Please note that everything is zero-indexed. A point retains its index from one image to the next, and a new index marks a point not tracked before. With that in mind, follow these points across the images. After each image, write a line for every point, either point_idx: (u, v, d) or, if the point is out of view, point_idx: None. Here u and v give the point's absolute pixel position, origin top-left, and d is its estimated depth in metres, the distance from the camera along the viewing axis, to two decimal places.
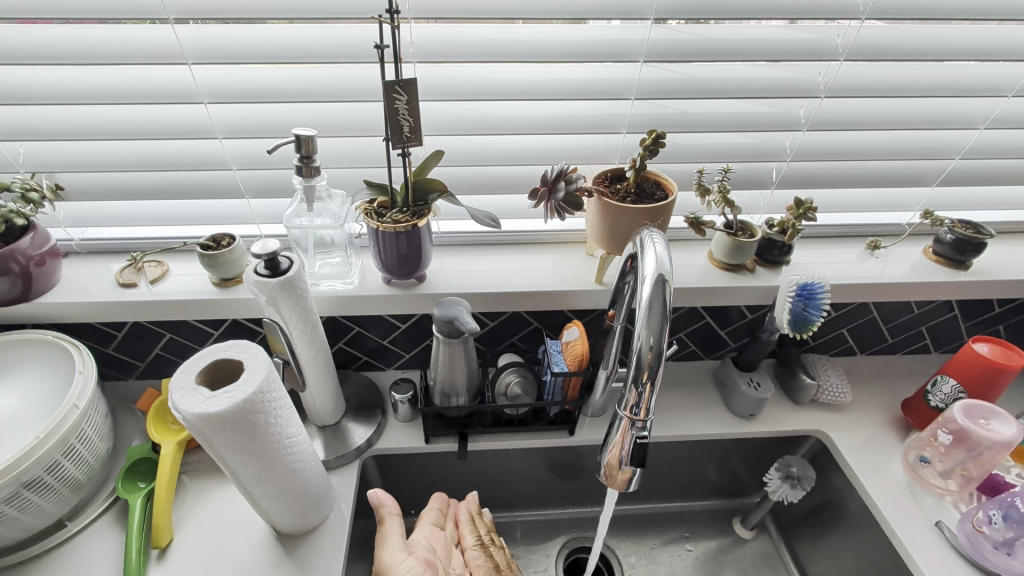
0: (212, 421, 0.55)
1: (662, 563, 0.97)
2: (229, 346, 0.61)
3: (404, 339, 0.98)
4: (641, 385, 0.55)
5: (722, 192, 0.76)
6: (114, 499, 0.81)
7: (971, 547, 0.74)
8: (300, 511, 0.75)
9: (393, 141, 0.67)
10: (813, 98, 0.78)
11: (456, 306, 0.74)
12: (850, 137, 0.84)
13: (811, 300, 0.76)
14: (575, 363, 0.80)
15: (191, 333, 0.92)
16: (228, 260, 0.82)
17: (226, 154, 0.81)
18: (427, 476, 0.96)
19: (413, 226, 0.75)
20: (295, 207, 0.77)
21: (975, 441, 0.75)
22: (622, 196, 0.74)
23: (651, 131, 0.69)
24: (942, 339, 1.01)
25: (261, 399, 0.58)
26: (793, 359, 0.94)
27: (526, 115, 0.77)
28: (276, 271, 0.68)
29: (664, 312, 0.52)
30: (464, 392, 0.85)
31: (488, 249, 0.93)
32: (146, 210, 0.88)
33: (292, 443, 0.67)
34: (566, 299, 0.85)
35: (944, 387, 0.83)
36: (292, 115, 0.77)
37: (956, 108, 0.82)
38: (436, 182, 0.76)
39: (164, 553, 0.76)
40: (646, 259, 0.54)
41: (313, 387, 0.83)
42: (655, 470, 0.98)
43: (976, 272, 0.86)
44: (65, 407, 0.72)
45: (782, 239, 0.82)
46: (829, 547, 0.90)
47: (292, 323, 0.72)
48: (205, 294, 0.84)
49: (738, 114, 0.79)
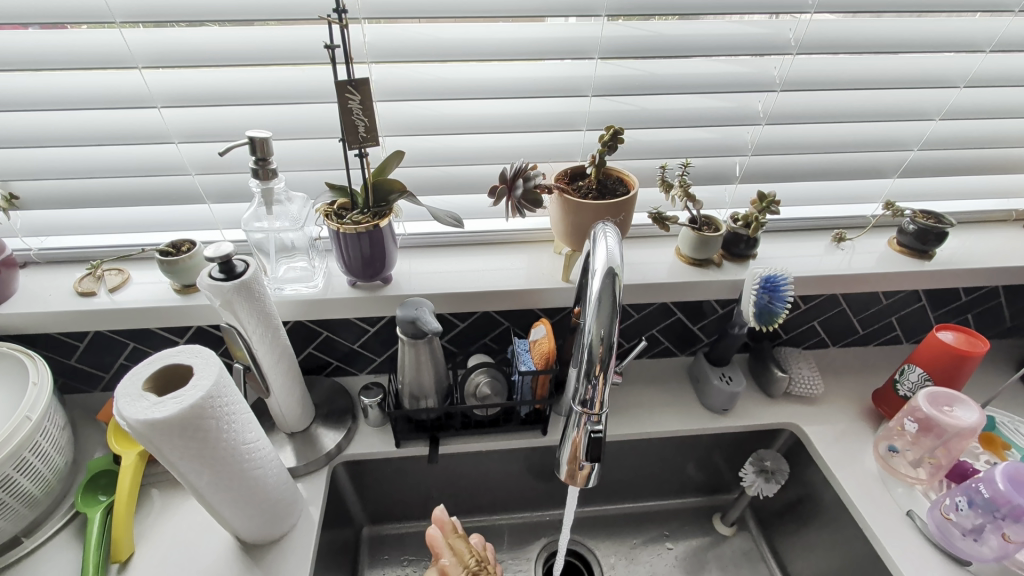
0: (159, 428, 0.54)
1: (642, 562, 0.96)
2: (179, 351, 0.60)
3: (375, 342, 0.97)
4: (595, 379, 0.55)
5: (683, 186, 0.76)
6: (73, 514, 0.79)
7: (940, 534, 0.73)
8: (263, 521, 0.73)
9: (349, 143, 0.66)
10: (770, 92, 0.78)
11: (418, 306, 0.73)
12: (811, 130, 0.85)
13: (775, 292, 0.76)
14: (542, 361, 0.79)
15: (155, 341, 0.90)
16: (188, 265, 0.81)
17: (183, 159, 0.80)
18: (402, 481, 0.95)
19: (374, 226, 0.74)
20: (254, 211, 0.76)
21: (940, 428, 0.75)
22: (584, 193, 0.74)
23: (609, 127, 0.68)
24: (913, 329, 1.01)
25: (212, 404, 0.57)
26: (765, 353, 0.94)
27: (485, 114, 0.77)
28: (231, 274, 0.67)
29: (614, 305, 0.53)
30: (433, 394, 0.84)
31: (456, 250, 0.92)
32: (105, 218, 0.87)
33: (251, 449, 0.66)
34: (533, 297, 0.84)
35: (910, 376, 0.84)
36: (250, 118, 0.76)
37: (912, 100, 0.83)
38: (396, 182, 0.75)
39: (124, 567, 0.74)
40: (597, 253, 0.55)
41: (278, 393, 0.81)
42: (632, 468, 0.97)
43: (939, 261, 0.87)
44: (17, 419, 0.70)
45: (747, 232, 0.82)
46: (807, 541, 0.89)
47: (250, 328, 0.71)
48: (166, 301, 0.83)
49: (697, 109, 0.79)
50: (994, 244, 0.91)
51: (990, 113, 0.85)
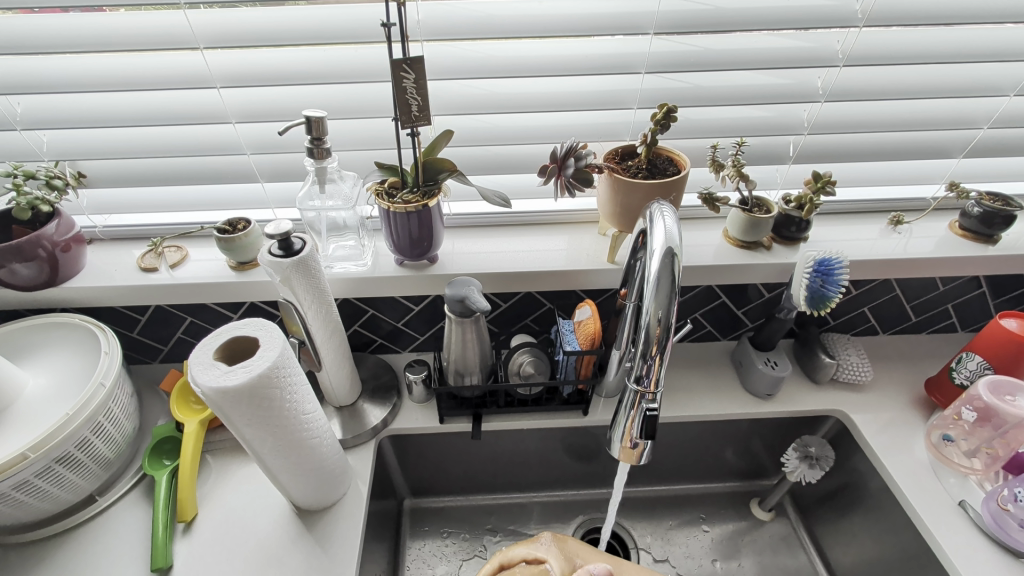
0: (231, 395, 0.57)
1: (678, 543, 0.96)
2: (245, 324, 0.62)
3: (419, 321, 0.99)
4: (651, 359, 0.56)
5: (736, 165, 0.74)
6: (141, 476, 0.84)
7: (994, 525, 0.72)
8: (318, 488, 0.77)
9: (402, 121, 0.67)
10: (831, 67, 0.75)
11: (467, 285, 0.74)
12: (871, 107, 0.82)
13: (829, 276, 0.74)
14: (587, 341, 0.79)
15: (211, 317, 0.94)
16: (244, 243, 0.83)
17: (239, 139, 0.82)
18: (443, 456, 0.98)
19: (424, 205, 0.75)
20: (308, 190, 0.79)
21: (1001, 418, 0.72)
22: (634, 172, 0.73)
23: (662, 105, 0.67)
24: (969, 317, 0.98)
25: (277, 374, 0.60)
26: (812, 339, 0.93)
27: (535, 93, 0.76)
28: (290, 251, 0.69)
29: (673, 285, 0.53)
30: (478, 371, 0.85)
31: (501, 230, 0.93)
32: (164, 196, 0.90)
33: (309, 420, 0.68)
34: (578, 278, 0.84)
35: (968, 364, 0.81)
36: (303, 98, 0.78)
37: (985, 74, 0.79)
38: (446, 161, 0.76)
39: (189, 527, 0.79)
40: (655, 233, 0.55)
41: (329, 368, 0.84)
42: (670, 450, 0.97)
43: (1004, 246, 0.83)
44: (92, 385, 0.75)
45: (800, 214, 0.80)
46: (849, 529, 0.88)
47: (306, 303, 0.73)
48: (224, 277, 0.86)
49: (752, 86, 0.77)
50: None
51: None
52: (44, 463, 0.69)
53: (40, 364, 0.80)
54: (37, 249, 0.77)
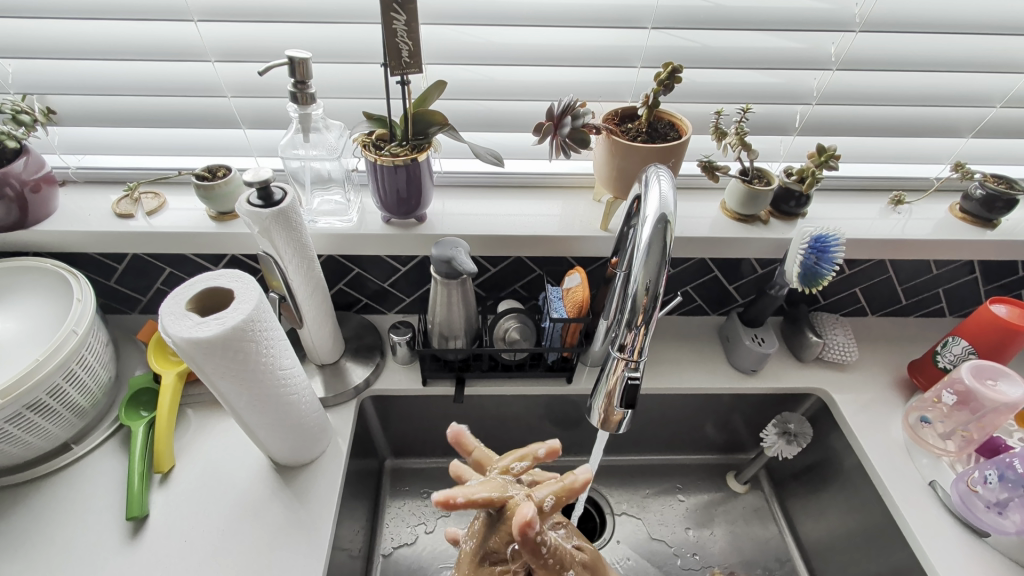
0: (203, 347, 0.55)
1: (653, 511, 0.98)
2: (220, 274, 0.60)
3: (405, 283, 0.97)
4: (636, 328, 0.54)
5: (740, 133, 0.71)
6: (118, 426, 0.83)
7: (962, 505, 0.72)
8: (296, 444, 0.76)
9: (391, 67, 0.63)
10: (847, 32, 0.72)
11: (454, 246, 0.72)
12: (883, 79, 0.78)
13: (824, 253, 0.72)
14: (575, 309, 0.78)
15: (191, 268, 0.91)
16: (224, 192, 0.80)
17: (219, 79, 0.77)
18: (426, 418, 0.97)
19: (412, 160, 0.72)
20: (292, 137, 0.75)
21: (980, 402, 0.72)
22: (633, 135, 0.70)
23: (668, 64, 0.64)
24: (959, 303, 0.97)
25: (253, 328, 0.58)
26: (801, 317, 0.92)
27: (534, 43, 0.72)
28: (270, 202, 0.66)
29: (663, 253, 0.51)
30: (462, 335, 0.84)
31: (493, 192, 0.90)
32: (140, 138, 0.86)
33: (286, 375, 0.67)
34: (569, 245, 0.82)
35: (954, 349, 0.81)
36: (287, 37, 0.73)
37: (1005, 48, 0.75)
38: (438, 114, 0.72)
39: (166, 477, 0.79)
40: (650, 197, 0.52)
41: (311, 325, 0.82)
42: (651, 421, 0.97)
43: (1002, 232, 0.81)
44: (64, 332, 0.72)
45: (800, 188, 0.78)
46: (820, 503, 0.90)
47: (287, 257, 0.71)
48: (202, 227, 0.83)
49: (762, 49, 0.73)
50: None
51: None
52: (14, 408, 0.67)
53: (9, 308, 0.78)
54: (4, 187, 0.73)
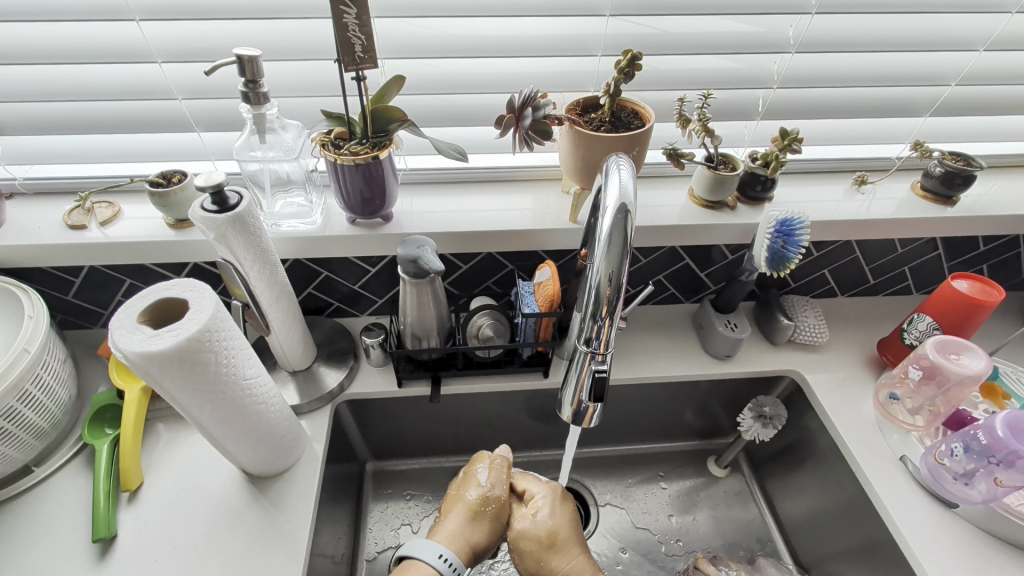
0: (156, 361, 0.52)
1: (637, 500, 0.99)
2: (173, 284, 0.57)
3: (377, 284, 0.95)
4: (601, 319, 0.54)
5: (702, 119, 0.71)
6: (82, 445, 0.81)
7: (931, 478, 0.73)
8: (267, 454, 0.74)
9: (344, 63, 0.61)
10: (803, 14, 0.72)
11: (420, 245, 0.70)
12: (842, 61, 0.79)
13: (789, 237, 0.72)
14: (546, 303, 0.77)
15: (152, 278, 0.88)
16: (180, 199, 0.77)
17: (168, 81, 0.74)
18: (404, 420, 0.96)
19: (373, 158, 0.70)
20: (246, 139, 0.73)
21: (945, 376, 0.74)
22: (596, 125, 0.69)
23: (627, 51, 0.63)
24: (925, 280, 0.99)
25: (210, 339, 0.55)
26: (772, 301, 0.93)
27: (492, 34, 0.71)
28: (225, 206, 0.64)
29: (625, 241, 0.50)
30: (435, 334, 0.83)
31: (461, 187, 0.89)
32: (90, 145, 0.82)
33: (250, 385, 0.65)
34: (539, 238, 0.81)
35: (919, 325, 0.82)
36: (236, 34, 0.70)
37: (957, 26, 0.76)
38: (397, 110, 0.71)
39: (134, 495, 0.76)
40: (610, 187, 0.52)
41: (279, 331, 0.80)
42: (631, 411, 0.97)
43: (962, 208, 0.83)
44: (14, 351, 0.69)
45: (765, 173, 0.78)
46: (797, 482, 0.92)
47: (248, 263, 0.69)
48: (160, 236, 0.80)
49: (721, 34, 0.73)
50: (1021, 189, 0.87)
51: None
52: None
53: None
54: None
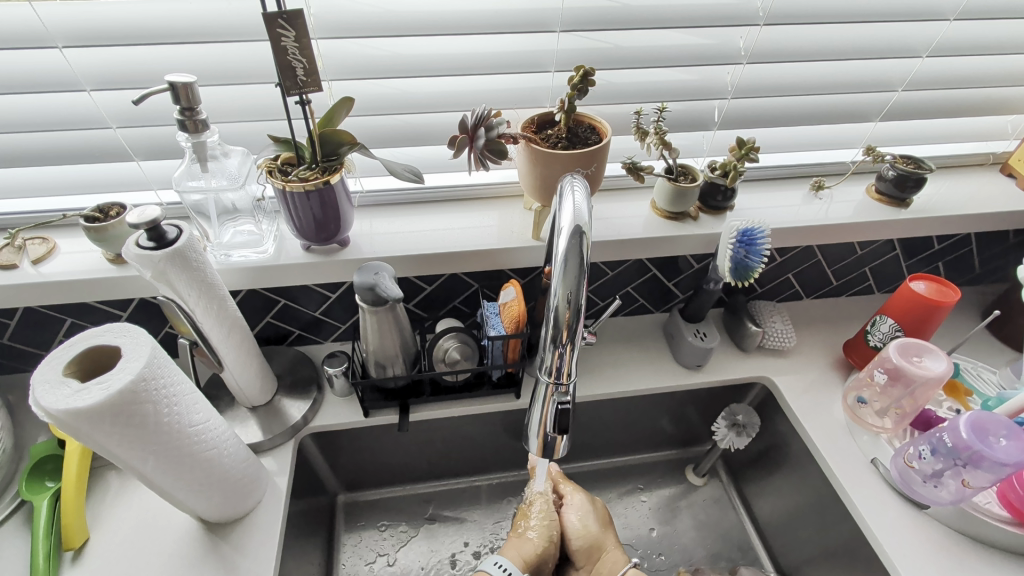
0: (85, 418, 0.48)
1: (617, 515, 0.97)
2: (105, 330, 0.54)
3: (339, 309, 0.92)
4: (562, 345, 0.52)
5: (660, 132, 0.71)
6: (19, 502, 0.74)
7: (902, 481, 0.74)
8: (224, 501, 0.70)
9: (286, 88, 0.58)
10: (752, 26, 0.73)
11: (377, 271, 0.67)
12: (793, 70, 0.80)
13: (751, 246, 0.72)
14: (512, 324, 0.75)
15: (95, 316, 0.83)
16: (118, 234, 0.72)
17: (99, 109, 0.70)
18: (373, 448, 0.92)
19: (324, 183, 0.67)
20: (186, 168, 0.69)
21: (908, 378, 0.74)
22: (553, 142, 0.68)
23: (579, 67, 0.62)
24: (885, 279, 1.01)
25: (147, 388, 0.52)
26: (740, 307, 0.93)
27: (442, 54, 0.69)
28: (162, 242, 0.60)
29: (581, 264, 0.49)
30: (400, 361, 0.79)
31: (421, 207, 0.86)
32: (18, 179, 0.77)
33: (198, 431, 0.61)
34: (503, 257, 0.80)
35: (882, 327, 0.83)
36: (172, 59, 0.67)
37: (900, 34, 0.78)
38: (347, 133, 0.68)
39: (79, 553, 0.71)
40: (563, 209, 0.50)
41: (233, 367, 0.76)
42: (606, 426, 0.96)
43: (916, 209, 0.84)
44: None
45: (724, 183, 0.78)
46: (773, 488, 0.91)
47: (191, 300, 0.65)
48: (98, 272, 0.75)
49: (672, 48, 0.74)
50: (970, 188, 0.89)
51: (982, 48, 0.81)
52: None
53: None
54: None
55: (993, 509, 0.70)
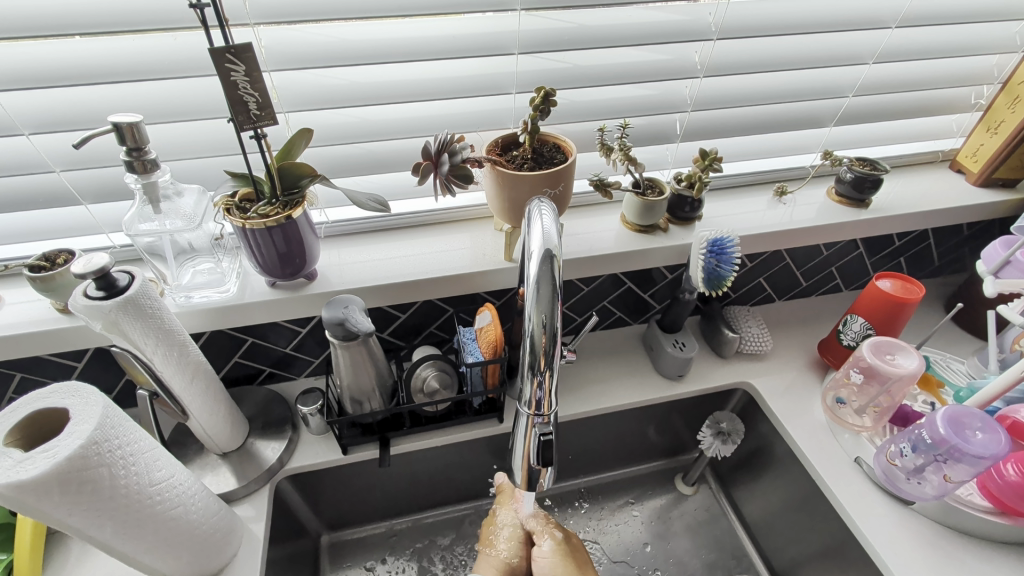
0: (28, 492, 0.45)
1: (611, 531, 0.95)
2: (53, 390, 0.51)
3: (311, 343, 0.88)
4: (540, 373, 0.50)
5: (624, 148, 0.71)
6: None
7: (886, 479, 0.74)
8: (195, 561, 0.65)
9: (239, 123, 0.56)
10: (706, 41, 0.74)
11: (346, 305, 0.65)
12: (748, 81, 0.82)
13: (722, 255, 0.73)
14: (490, 349, 0.74)
15: (48, 369, 0.77)
16: (68, 282, 0.68)
17: (40, 153, 0.66)
18: (354, 486, 0.89)
19: (285, 218, 0.65)
20: (137, 210, 0.66)
21: (883, 376, 0.75)
22: (518, 163, 0.67)
23: (539, 89, 0.62)
24: (852, 277, 1.03)
25: (99, 452, 0.48)
26: (716, 314, 0.94)
27: (401, 81, 0.69)
28: (113, 290, 0.57)
29: (553, 289, 0.48)
30: (377, 395, 0.77)
31: (390, 234, 0.84)
32: None
33: (161, 490, 0.57)
34: (476, 281, 0.78)
35: (853, 326, 0.85)
36: (117, 99, 0.64)
37: (847, 42, 0.81)
38: (307, 165, 0.66)
39: None
40: (532, 233, 0.50)
41: (199, 415, 0.72)
42: (593, 443, 0.94)
43: (875, 209, 0.87)
44: None
45: (691, 194, 0.79)
46: (762, 493, 0.91)
47: (149, 350, 0.61)
48: (47, 324, 0.70)
49: (630, 65, 0.75)
50: (923, 185, 0.92)
51: (923, 53, 0.85)
52: None
53: None
54: None
55: (976, 499, 0.70)
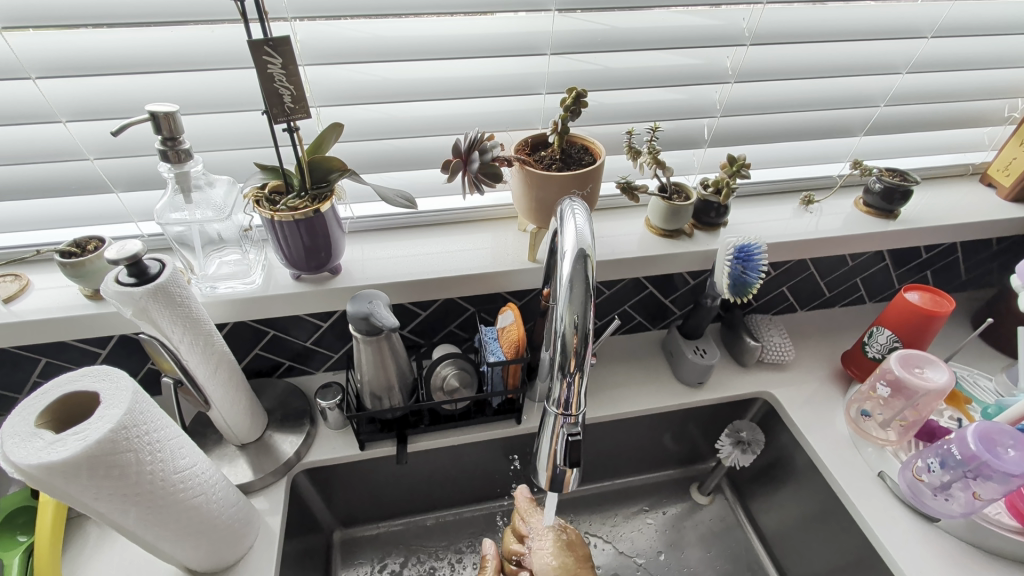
0: (59, 473, 0.45)
1: (624, 538, 0.94)
2: (83, 374, 0.51)
3: (332, 337, 0.89)
4: (570, 374, 0.50)
5: (653, 151, 0.70)
6: None
7: (911, 494, 0.73)
8: (213, 550, 0.65)
9: (273, 115, 0.57)
10: (738, 46, 0.74)
11: (371, 299, 0.65)
12: (778, 88, 0.81)
13: (749, 262, 0.72)
14: (512, 349, 0.73)
15: (72, 354, 0.78)
16: (97, 267, 0.69)
17: (76, 140, 0.67)
18: (370, 482, 0.89)
19: (314, 211, 0.65)
20: (168, 200, 0.66)
21: (910, 389, 0.74)
22: (547, 163, 0.67)
23: (571, 89, 0.61)
24: (877, 289, 1.02)
25: (128, 436, 0.49)
26: (737, 322, 0.93)
27: (433, 79, 0.69)
28: (144, 277, 0.57)
29: (587, 290, 0.47)
30: (397, 391, 0.77)
31: (414, 232, 0.84)
32: None
33: (184, 477, 0.57)
34: (500, 280, 0.78)
35: (879, 338, 0.83)
36: (153, 89, 0.65)
37: (878, 52, 0.81)
38: (336, 160, 0.66)
39: None
40: (566, 232, 0.49)
41: (220, 405, 0.72)
42: (609, 447, 0.94)
43: (904, 220, 0.85)
44: None
45: (717, 199, 0.78)
46: (780, 505, 0.89)
47: (176, 338, 0.62)
48: (75, 309, 0.71)
49: (661, 68, 0.74)
50: (953, 197, 0.91)
51: (957, 64, 0.84)
52: None
53: None
54: None
55: (1003, 519, 0.69)
